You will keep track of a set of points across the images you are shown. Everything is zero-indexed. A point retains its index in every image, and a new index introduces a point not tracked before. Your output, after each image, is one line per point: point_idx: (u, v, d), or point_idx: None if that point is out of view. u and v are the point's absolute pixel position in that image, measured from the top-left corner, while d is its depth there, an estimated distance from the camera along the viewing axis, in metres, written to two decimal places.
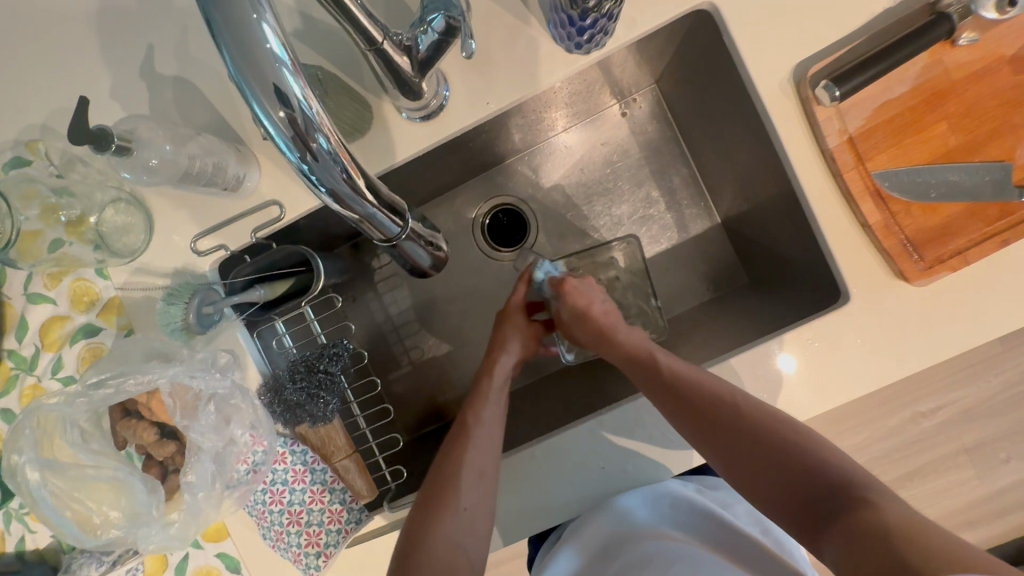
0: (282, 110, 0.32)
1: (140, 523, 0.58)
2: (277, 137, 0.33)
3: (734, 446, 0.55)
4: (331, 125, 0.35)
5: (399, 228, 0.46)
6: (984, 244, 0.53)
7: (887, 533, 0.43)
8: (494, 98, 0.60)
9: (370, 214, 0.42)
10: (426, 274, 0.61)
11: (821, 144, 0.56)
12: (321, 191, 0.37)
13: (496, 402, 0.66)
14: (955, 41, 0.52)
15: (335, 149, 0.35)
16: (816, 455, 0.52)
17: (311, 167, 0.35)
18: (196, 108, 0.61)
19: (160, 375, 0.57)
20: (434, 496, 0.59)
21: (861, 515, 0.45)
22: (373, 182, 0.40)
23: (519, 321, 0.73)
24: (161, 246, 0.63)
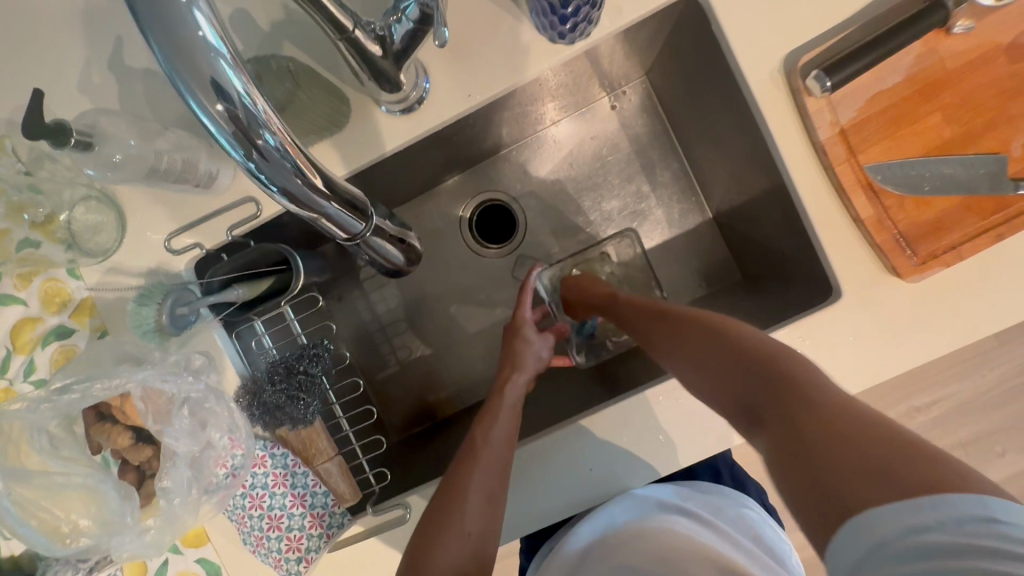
0: (220, 104, 0.30)
1: (112, 531, 0.56)
2: (217, 134, 0.31)
3: (689, 350, 0.50)
4: (278, 120, 0.33)
5: (362, 227, 0.45)
6: (977, 238, 0.52)
7: (821, 426, 0.37)
8: (476, 90, 0.58)
9: (327, 211, 0.40)
10: (400, 272, 0.60)
11: (812, 136, 0.54)
12: (271, 189, 0.35)
13: (508, 420, 0.61)
14: (949, 29, 0.50)
15: (283, 145, 0.33)
16: (763, 349, 0.44)
17: (258, 166, 0.33)
18: (168, 101, 0.59)
19: (128, 379, 0.55)
20: (436, 514, 0.54)
21: (791, 408, 0.39)
22: (331, 179, 0.38)
23: (529, 333, 0.70)
24: (134, 245, 0.61)
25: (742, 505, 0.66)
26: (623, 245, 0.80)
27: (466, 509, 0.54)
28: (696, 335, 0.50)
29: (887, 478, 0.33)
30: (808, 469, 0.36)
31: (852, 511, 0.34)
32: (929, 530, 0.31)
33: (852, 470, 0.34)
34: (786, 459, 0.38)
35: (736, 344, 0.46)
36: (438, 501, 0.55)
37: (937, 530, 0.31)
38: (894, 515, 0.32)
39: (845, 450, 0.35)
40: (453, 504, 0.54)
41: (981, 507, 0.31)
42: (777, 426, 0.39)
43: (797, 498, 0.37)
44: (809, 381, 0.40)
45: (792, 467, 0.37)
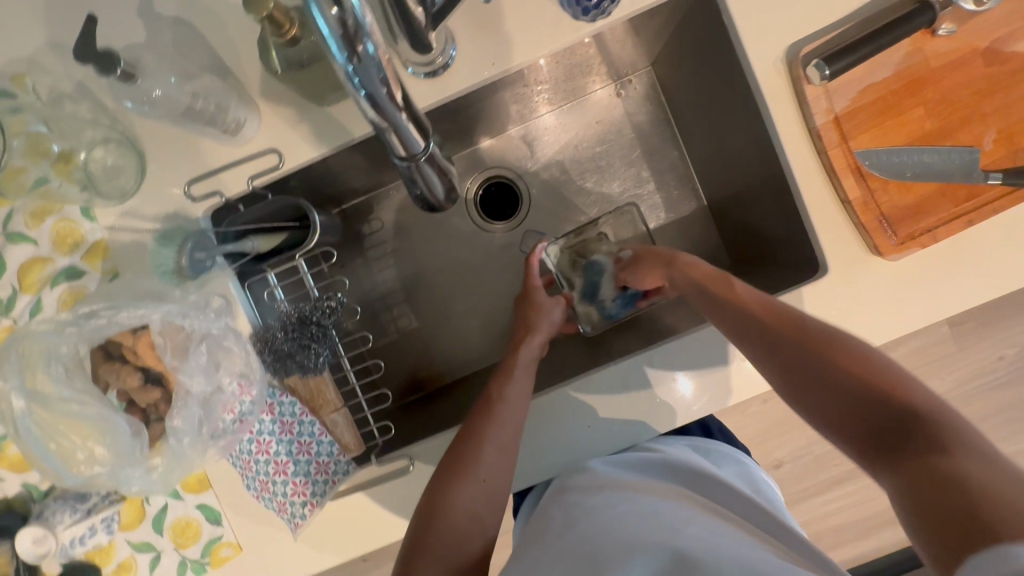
0: (336, 9, 0.32)
1: (123, 463, 0.57)
2: (328, 37, 0.33)
3: (797, 362, 0.49)
4: (377, 32, 0.35)
5: (422, 145, 0.46)
6: (951, 223, 0.58)
7: (972, 486, 0.35)
8: (499, 60, 0.61)
9: (397, 122, 0.42)
10: (436, 208, 0.62)
11: (809, 122, 0.59)
12: (359, 92, 0.38)
13: (520, 378, 0.64)
14: (935, 31, 0.56)
15: (379, 55, 0.36)
16: (920, 393, 0.43)
17: (355, 70, 0.36)
18: (196, 49, 0.60)
19: (152, 311, 0.57)
20: (451, 461, 0.57)
21: (945, 454, 0.38)
22: (407, 91, 0.41)
23: (540, 300, 0.73)
24: (152, 190, 0.62)
25: (736, 460, 0.70)
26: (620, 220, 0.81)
27: (480, 460, 0.57)
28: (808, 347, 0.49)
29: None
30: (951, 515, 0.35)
31: (994, 542, 0.32)
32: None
33: (1006, 517, 0.33)
34: (919, 510, 0.37)
35: (881, 377, 0.45)
36: (455, 448, 0.58)
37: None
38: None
39: (1010, 503, 0.33)
40: (469, 451, 0.57)
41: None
42: (925, 462, 0.39)
43: (921, 524, 0.36)
44: (961, 433, 0.39)
45: (926, 520, 0.36)
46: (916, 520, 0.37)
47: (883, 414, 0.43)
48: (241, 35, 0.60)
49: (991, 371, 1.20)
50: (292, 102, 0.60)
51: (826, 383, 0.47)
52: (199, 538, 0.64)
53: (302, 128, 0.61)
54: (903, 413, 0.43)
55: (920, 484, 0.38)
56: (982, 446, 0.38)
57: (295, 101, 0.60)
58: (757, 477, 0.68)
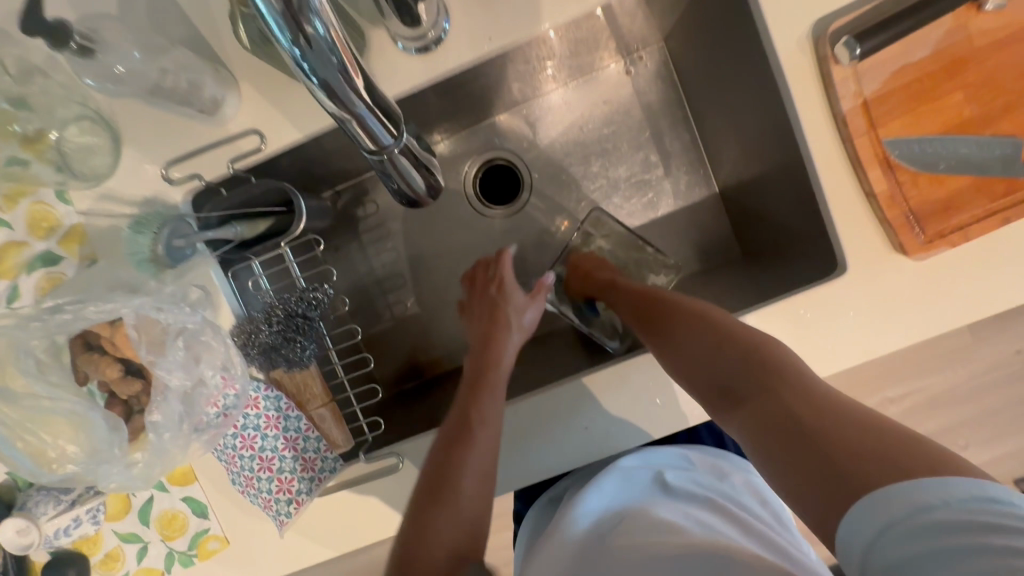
0: None
1: (101, 459, 0.55)
2: (267, 14, 0.29)
3: (682, 341, 0.55)
4: (330, 11, 0.31)
5: (391, 139, 0.42)
6: (985, 221, 0.52)
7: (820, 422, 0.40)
8: (496, 34, 0.56)
9: (360, 114, 0.38)
10: (419, 205, 0.57)
11: (835, 107, 0.54)
12: (310, 79, 0.34)
13: (498, 400, 0.60)
14: (981, 6, 0.50)
15: (331, 37, 0.32)
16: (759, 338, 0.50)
17: (303, 54, 0.32)
18: (170, 20, 0.55)
19: (123, 304, 0.54)
20: (428, 486, 0.54)
21: (781, 397, 0.44)
22: (370, 79, 0.37)
23: (519, 299, 0.70)
24: (128, 173, 0.58)
25: (745, 469, 0.66)
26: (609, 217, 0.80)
27: (462, 491, 0.54)
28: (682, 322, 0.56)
29: (897, 463, 0.36)
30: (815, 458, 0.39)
31: (870, 493, 0.36)
32: (943, 507, 0.33)
33: (861, 461, 0.37)
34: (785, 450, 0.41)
35: (735, 335, 0.51)
36: (429, 472, 0.55)
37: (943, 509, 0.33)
38: (914, 492, 0.34)
39: (843, 436, 0.39)
40: (449, 476, 0.54)
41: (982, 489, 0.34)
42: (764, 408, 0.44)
43: (790, 484, 0.40)
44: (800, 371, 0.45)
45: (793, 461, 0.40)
46: (782, 478, 0.41)
47: (733, 371, 0.49)
48: (219, 5, 0.56)
49: (1008, 365, 1.15)
50: (274, 79, 0.56)
51: (689, 351, 0.54)
52: (186, 530, 0.63)
53: (285, 107, 0.57)
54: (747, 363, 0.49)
55: (778, 431, 0.42)
56: (809, 380, 0.44)
57: (278, 78, 0.56)
58: (767, 494, 0.62)
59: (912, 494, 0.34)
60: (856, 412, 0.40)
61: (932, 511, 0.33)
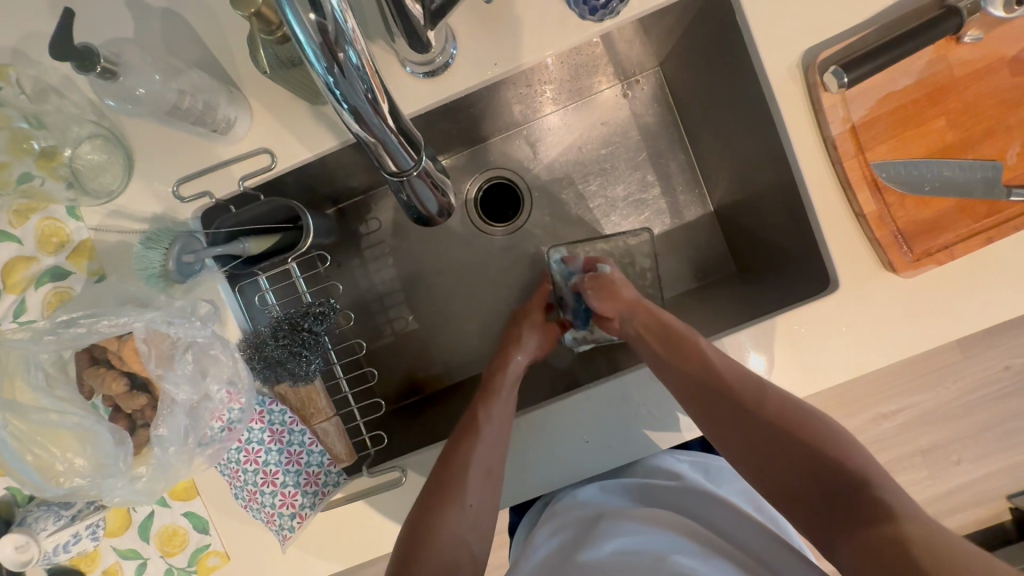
0: (314, 14, 0.30)
1: (105, 474, 0.55)
2: (306, 45, 0.31)
3: (738, 421, 0.56)
4: (361, 40, 0.33)
5: (412, 162, 0.44)
6: (969, 240, 0.55)
7: (896, 544, 0.41)
8: (500, 60, 0.58)
9: (384, 138, 0.40)
10: (430, 222, 0.59)
11: (824, 131, 0.56)
12: (341, 105, 0.35)
13: (504, 399, 0.66)
14: (960, 38, 0.53)
15: (363, 65, 0.34)
16: (834, 437, 0.52)
17: (336, 82, 0.33)
18: (186, 43, 0.57)
19: (134, 319, 0.55)
20: (435, 489, 0.58)
21: (864, 523, 0.45)
22: (395, 105, 0.39)
23: (535, 320, 0.75)
24: (139, 190, 0.60)
25: (734, 477, 0.67)
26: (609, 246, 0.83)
27: (468, 483, 0.58)
28: (730, 388, 0.57)
29: (937, 561, 0.38)
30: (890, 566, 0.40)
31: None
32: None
33: (935, 559, 0.38)
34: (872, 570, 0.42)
35: (808, 438, 0.52)
36: (440, 471, 0.59)
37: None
38: None
39: (925, 546, 0.40)
40: (455, 480, 0.58)
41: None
42: (852, 529, 0.45)
43: (863, 574, 0.42)
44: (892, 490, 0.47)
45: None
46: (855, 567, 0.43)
47: (805, 464, 0.51)
48: (233, 29, 0.57)
49: (995, 381, 1.17)
50: (286, 101, 0.58)
51: (754, 436, 0.55)
52: (186, 546, 0.63)
53: (295, 127, 0.59)
54: (818, 463, 0.51)
55: (870, 547, 0.43)
56: (900, 499, 0.46)
57: (289, 99, 0.58)
58: (758, 500, 0.65)
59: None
60: (929, 525, 0.42)
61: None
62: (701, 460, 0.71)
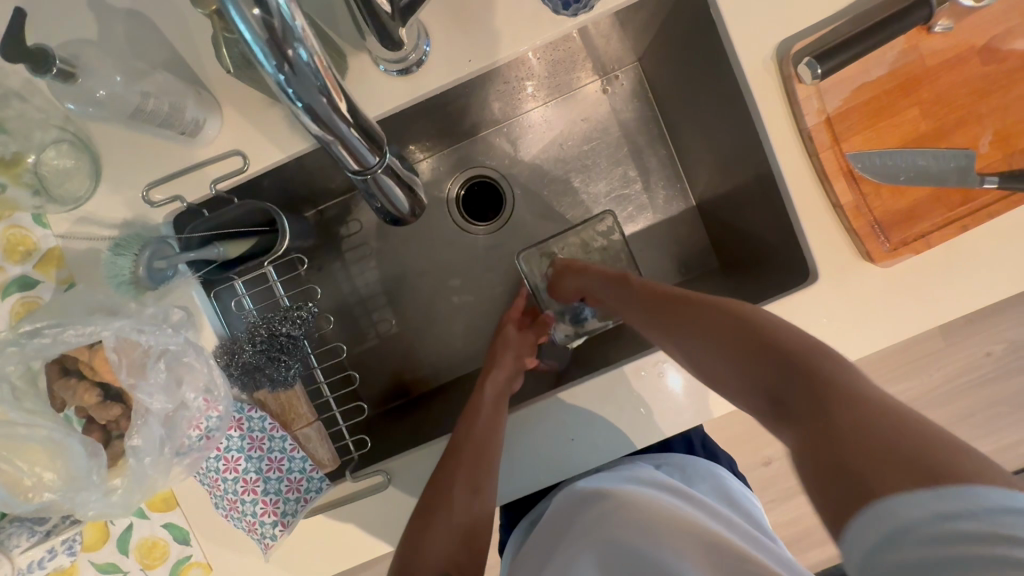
0: (258, 9, 0.29)
1: (77, 487, 0.54)
2: (252, 42, 0.30)
3: (708, 332, 0.52)
4: (313, 37, 0.32)
5: (376, 159, 0.43)
6: (944, 229, 0.55)
7: (864, 446, 0.36)
8: (475, 57, 0.58)
9: (344, 136, 0.39)
10: (402, 222, 0.58)
11: (799, 123, 0.56)
12: (295, 104, 0.34)
13: (486, 414, 0.63)
14: (931, 27, 0.53)
15: (315, 63, 0.33)
16: (827, 359, 0.43)
17: (288, 80, 0.32)
18: (152, 44, 0.56)
19: (104, 327, 0.53)
20: (422, 510, 0.57)
21: (829, 413, 0.39)
22: (353, 103, 0.38)
23: (509, 334, 0.74)
24: (107, 195, 0.58)
25: (714, 475, 0.68)
26: (586, 234, 0.80)
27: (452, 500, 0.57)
28: (722, 347, 0.50)
29: (921, 469, 0.33)
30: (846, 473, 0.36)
31: (872, 501, 0.34)
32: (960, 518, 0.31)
33: (878, 473, 0.34)
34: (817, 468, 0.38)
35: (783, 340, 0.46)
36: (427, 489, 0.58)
37: (968, 519, 0.31)
38: (915, 505, 0.32)
39: (870, 449, 0.35)
40: (440, 498, 0.57)
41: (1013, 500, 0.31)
42: (824, 440, 0.38)
43: (812, 479, 0.38)
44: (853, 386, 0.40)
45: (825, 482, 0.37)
46: (810, 475, 0.38)
47: (779, 386, 0.44)
48: (200, 29, 0.56)
49: (979, 367, 1.19)
50: (256, 101, 0.57)
51: (748, 374, 0.47)
52: (166, 558, 0.61)
53: (267, 129, 0.58)
54: (808, 382, 0.42)
55: (830, 462, 0.37)
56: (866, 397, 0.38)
57: (260, 100, 0.57)
58: (736, 495, 0.65)
59: (914, 509, 0.32)
60: (896, 412, 0.36)
61: (954, 523, 0.31)
62: (681, 463, 0.70)
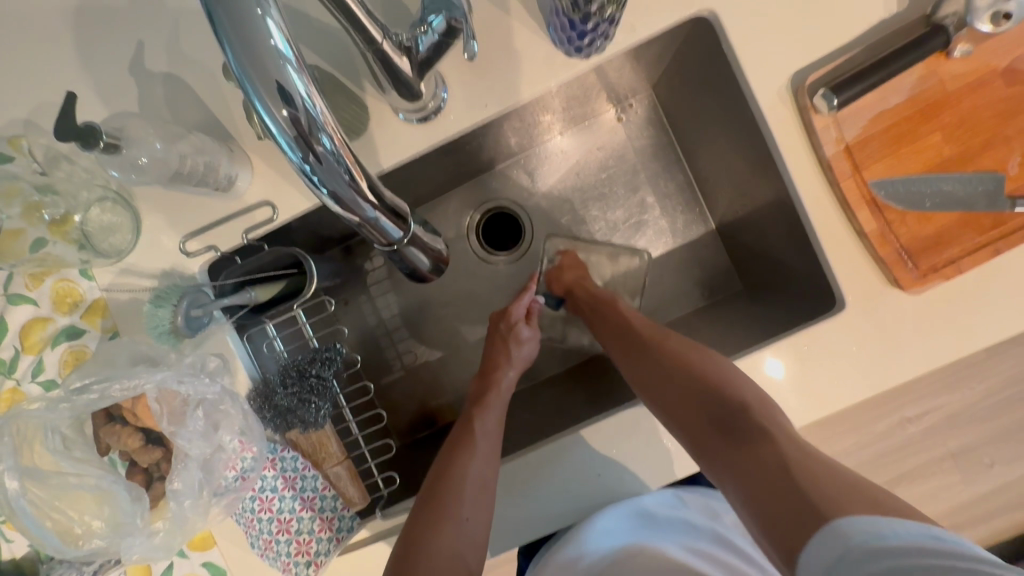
0: (285, 109, 0.31)
1: (123, 532, 0.56)
2: (280, 137, 0.32)
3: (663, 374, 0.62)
4: (335, 126, 0.34)
5: (401, 233, 0.45)
6: (976, 253, 0.54)
7: (785, 475, 0.47)
8: (492, 101, 0.59)
9: (370, 216, 0.41)
10: (427, 279, 0.59)
11: (818, 153, 0.56)
12: (321, 190, 0.36)
13: (495, 415, 0.68)
14: (949, 53, 0.53)
15: (338, 150, 0.34)
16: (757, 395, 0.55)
17: (313, 169, 0.34)
18: (187, 105, 0.59)
19: (147, 379, 0.55)
20: (434, 502, 0.60)
21: (765, 443, 0.50)
22: (376, 185, 0.39)
23: (523, 332, 0.76)
24: (148, 248, 0.61)
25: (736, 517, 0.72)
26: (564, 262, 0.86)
27: (463, 499, 0.59)
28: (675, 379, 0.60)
29: (860, 503, 0.43)
30: (788, 495, 0.46)
31: (827, 525, 0.42)
32: (885, 535, 0.40)
33: (826, 499, 0.44)
34: (764, 490, 0.48)
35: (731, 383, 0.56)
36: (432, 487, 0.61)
37: (894, 537, 0.39)
38: (859, 524, 0.41)
39: (814, 479, 0.46)
40: (450, 490, 0.59)
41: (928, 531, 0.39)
42: (767, 455, 0.49)
43: (763, 516, 0.47)
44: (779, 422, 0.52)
45: (767, 497, 0.47)
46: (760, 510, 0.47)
47: (723, 412, 0.55)
48: (230, 88, 0.59)
49: (1023, 378, 1.14)
50: (283, 153, 0.59)
51: (676, 396, 0.59)
52: None
53: (294, 179, 0.60)
54: (747, 412, 0.53)
55: (764, 485, 0.48)
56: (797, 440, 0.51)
57: (285, 153, 0.59)
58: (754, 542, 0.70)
59: (861, 525, 0.41)
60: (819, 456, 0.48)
61: (882, 539, 0.39)
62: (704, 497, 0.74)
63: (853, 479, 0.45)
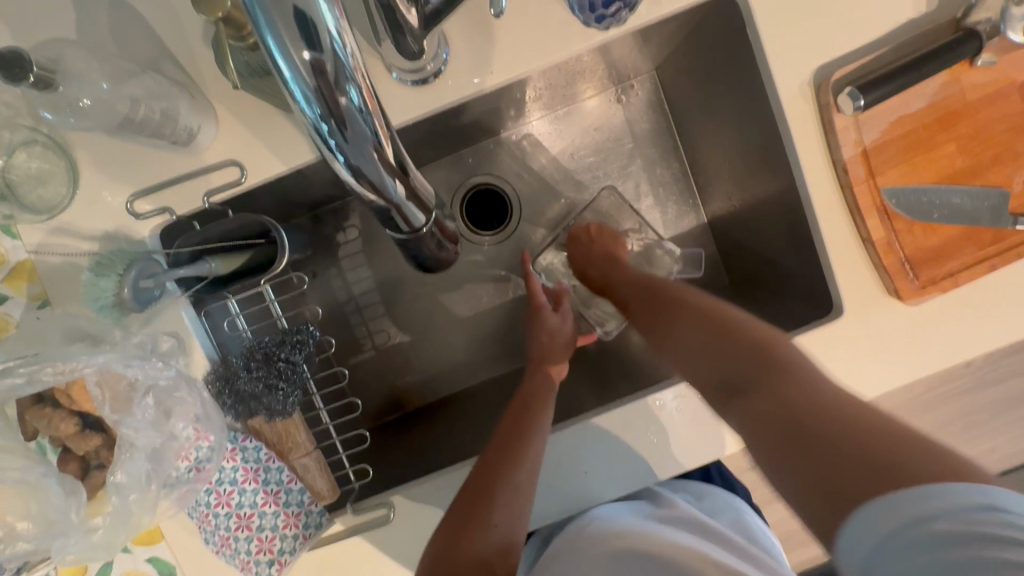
0: (308, 49, 0.26)
1: (54, 533, 0.49)
2: (295, 85, 0.27)
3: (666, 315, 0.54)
4: (366, 80, 0.29)
5: (425, 220, 0.41)
6: (974, 267, 0.54)
7: (799, 423, 0.38)
8: (497, 68, 0.54)
9: (393, 193, 0.35)
10: (433, 267, 0.54)
11: (835, 154, 0.54)
12: (339, 158, 0.31)
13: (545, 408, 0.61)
14: (974, 61, 0.51)
15: (366, 107, 0.29)
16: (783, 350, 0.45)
17: (332, 130, 0.29)
18: (139, 39, 0.50)
19: (86, 362, 0.48)
20: (471, 501, 0.54)
21: (780, 386, 0.41)
22: (401, 152, 0.34)
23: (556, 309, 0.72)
24: (87, 204, 0.53)
25: (733, 508, 0.67)
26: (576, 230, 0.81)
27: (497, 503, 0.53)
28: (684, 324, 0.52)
29: (875, 461, 0.34)
30: (792, 444, 0.38)
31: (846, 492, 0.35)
32: (935, 517, 0.31)
33: (835, 440, 0.36)
34: (769, 432, 0.40)
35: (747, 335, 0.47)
36: (469, 489, 0.55)
37: (943, 519, 0.31)
38: (896, 503, 0.33)
39: (831, 424, 0.37)
40: (488, 493, 0.53)
41: (985, 495, 0.31)
42: (782, 401, 0.40)
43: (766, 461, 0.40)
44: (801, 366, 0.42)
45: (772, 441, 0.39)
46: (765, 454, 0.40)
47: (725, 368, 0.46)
48: (192, 24, 0.51)
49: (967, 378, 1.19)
50: (255, 107, 0.52)
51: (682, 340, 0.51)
52: None
53: (267, 138, 0.52)
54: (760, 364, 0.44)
55: (768, 424, 0.40)
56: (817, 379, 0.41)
57: (258, 106, 0.52)
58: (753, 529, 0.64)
59: (904, 502, 0.33)
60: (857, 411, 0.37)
61: (928, 522, 0.32)
62: (696, 489, 0.71)
63: (884, 429, 0.36)
